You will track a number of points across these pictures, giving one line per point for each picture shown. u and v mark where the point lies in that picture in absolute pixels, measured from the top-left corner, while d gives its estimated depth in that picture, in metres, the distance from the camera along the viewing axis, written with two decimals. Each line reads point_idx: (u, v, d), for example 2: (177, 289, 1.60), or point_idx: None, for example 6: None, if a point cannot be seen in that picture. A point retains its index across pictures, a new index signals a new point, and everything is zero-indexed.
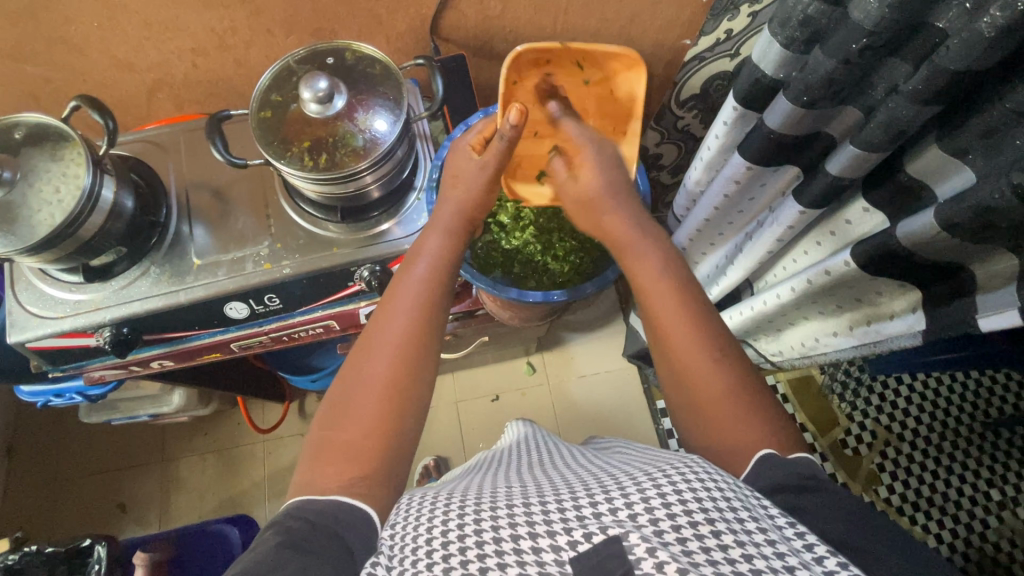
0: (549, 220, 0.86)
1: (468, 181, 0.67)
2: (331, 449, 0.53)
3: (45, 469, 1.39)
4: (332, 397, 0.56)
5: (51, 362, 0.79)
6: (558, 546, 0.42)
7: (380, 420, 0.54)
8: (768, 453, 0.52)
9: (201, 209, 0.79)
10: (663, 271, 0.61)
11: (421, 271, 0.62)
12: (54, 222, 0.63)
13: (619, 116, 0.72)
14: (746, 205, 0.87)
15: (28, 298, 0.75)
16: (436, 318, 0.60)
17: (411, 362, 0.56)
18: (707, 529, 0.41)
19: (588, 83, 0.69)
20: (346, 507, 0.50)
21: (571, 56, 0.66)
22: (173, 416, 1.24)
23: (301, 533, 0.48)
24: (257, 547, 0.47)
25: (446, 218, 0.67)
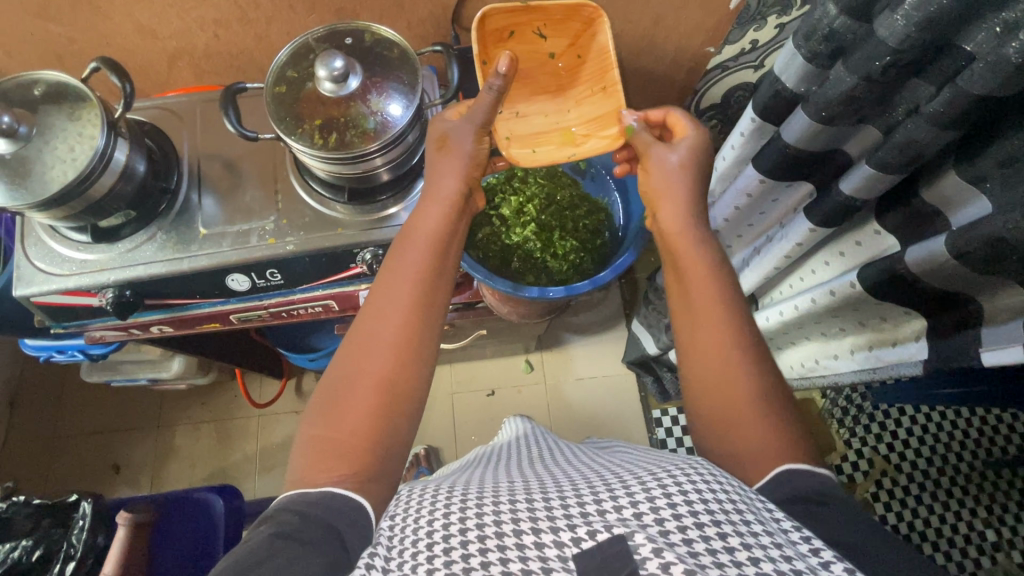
0: (553, 217, 0.85)
1: (461, 139, 0.66)
2: (326, 444, 0.52)
3: (44, 424, 1.41)
4: (324, 392, 0.55)
5: (53, 318, 0.80)
6: (562, 541, 0.41)
7: (371, 423, 0.52)
8: (796, 469, 0.50)
9: (212, 179, 0.80)
10: (715, 270, 0.59)
11: (412, 253, 0.59)
12: (65, 180, 0.64)
13: (596, 67, 0.74)
14: (757, 219, 0.85)
15: (36, 253, 0.76)
16: (434, 308, 0.57)
17: (407, 365, 0.54)
18: (713, 530, 0.40)
19: (553, 56, 0.76)
20: (340, 498, 0.49)
21: (532, 22, 0.72)
22: (172, 382, 1.26)
23: (292, 525, 0.47)
24: (249, 539, 0.47)
25: (446, 191, 0.63)
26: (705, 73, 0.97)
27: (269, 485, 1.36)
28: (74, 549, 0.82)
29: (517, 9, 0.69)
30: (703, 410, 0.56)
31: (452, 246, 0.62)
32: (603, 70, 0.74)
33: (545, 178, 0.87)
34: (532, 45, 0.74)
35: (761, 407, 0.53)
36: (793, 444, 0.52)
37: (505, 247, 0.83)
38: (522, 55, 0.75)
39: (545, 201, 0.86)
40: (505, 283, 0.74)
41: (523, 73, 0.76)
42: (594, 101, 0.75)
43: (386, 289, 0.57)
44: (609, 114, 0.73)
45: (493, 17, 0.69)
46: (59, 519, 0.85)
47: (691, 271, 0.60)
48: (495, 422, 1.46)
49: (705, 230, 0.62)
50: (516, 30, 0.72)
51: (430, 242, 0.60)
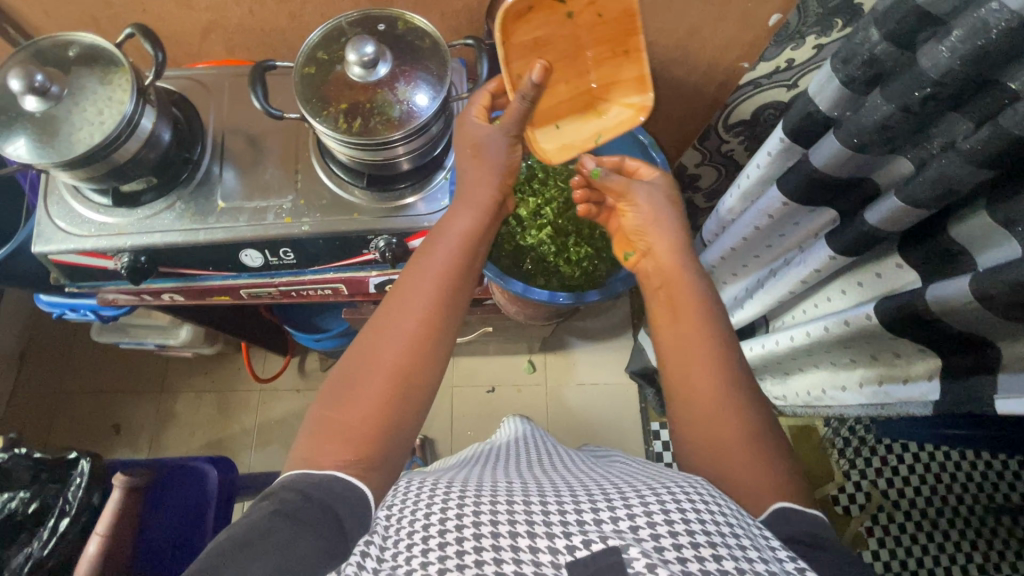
0: (569, 220, 0.84)
1: (493, 145, 0.68)
2: (333, 425, 0.52)
3: (50, 379, 1.44)
4: (338, 376, 0.55)
5: (69, 277, 0.81)
6: (556, 548, 0.41)
7: (382, 407, 0.53)
8: (786, 507, 0.49)
9: (234, 154, 0.80)
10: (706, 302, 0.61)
11: (434, 250, 0.62)
12: (92, 142, 0.65)
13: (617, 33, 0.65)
14: (776, 240, 0.84)
15: (57, 211, 0.77)
16: (457, 305, 0.60)
17: (424, 354, 0.55)
18: (709, 551, 0.40)
19: (573, 14, 0.62)
20: (342, 483, 0.48)
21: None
22: (179, 350, 1.28)
23: (293, 506, 0.46)
24: (248, 515, 0.46)
25: (479, 198, 0.67)
26: (737, 88, 0.95)
27: (265, 460, 1.38)
28: (69, 505, 0.81)
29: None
30: (691, 433, 0.56)
31: (480, 247, 0.65)
32: (625, 37, 0.65)
33: (564, 180, 0.85)
34: (556, 15, 0.62)
35: (757, 444, 0.53)
36: (786, 479, 0.52)
37: (519, 248, 0.83)
38: (545, 27, 0.63)
39: (563, 205, 0.84)
40: (516, 283, 0.74)
41: (546, 46, 0.65)
42: (616, 63, 0.68)
43: (409, 282, 0.59)
44: (632, 80, 0.69)
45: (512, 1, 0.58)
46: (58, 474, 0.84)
47: (680, 301, 0.61)
48: (492, 419, 1.46)
49: (696, 264, 0.65)
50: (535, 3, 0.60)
51: (454, 243, 0.63)
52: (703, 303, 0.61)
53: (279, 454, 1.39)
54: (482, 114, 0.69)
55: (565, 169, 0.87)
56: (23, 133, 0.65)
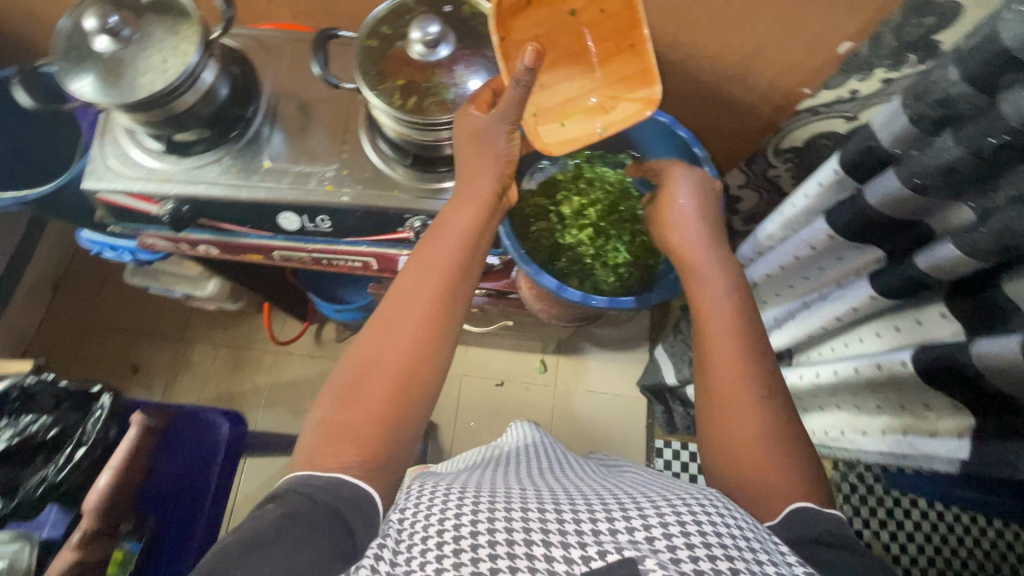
0: (613, 225, 0.83)
1: (493, 140, 0.63)
2: (337, 429, 0.52)
3: (79, 312, 1.48)
4: (340, 377, 0.54)
5: (115, 216, 0.83)
6: (571, 559, 0.41)
7: (384, 410, 0.53)
8: (805, 509, 0.50)
9: (286, 117, 0.81)
10: (727, 298, 0.60)
11: (441, 247, 0.59)
12: (154, 89, 0.66)
13: (621, 29, 0.66)
14: (814, 273, 0.82)
15: (111, 151, 0.79)
16: (455, 303, 0.57)
17: (425, 357, 0.55)
18: (725, 564, 0.40)
19: (576, 11, 0.67)
20: (349, 486, 0.49)
21: None
22: (204, 302, 1.30)
23: (301, 508, 0.47)
24: (253, 518, 0.46)
25: (482, 192, 0.62)
26: (794, 113, 0.92)
27: (271, 420, 1.41)
28: (87, 434, 0.81)
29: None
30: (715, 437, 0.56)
31: (483, 241, 0.62)
32: (629, 32, 0.66)
33: (614, 188, 0.84)
34: (555, 12, 0.66)
35: (774, 448, 0.53)
36: (803, 481, 0.52)
37: (557, 245, 0.82)
38: (545, 22, 0.67)
39: (607, 208, 0.84)
40: (550, 280, 0.72)
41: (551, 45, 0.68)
42: (624, 60, 0.68)
43: (411, 283, 0.57)
44: (638, 75, 0.67)
45: None
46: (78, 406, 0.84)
47: (707, 337, 0.58)
48: (497, 412, 1.46)
49: (724, 258, 0.63)
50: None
51: (460, 239, 0.60)
52: (719, 304, 0.59)
53: (286, 416, 1.42)
54: (480, 109, 0.65)
55: (613, 174, 0.85)
56: (90, 72, 0.67)
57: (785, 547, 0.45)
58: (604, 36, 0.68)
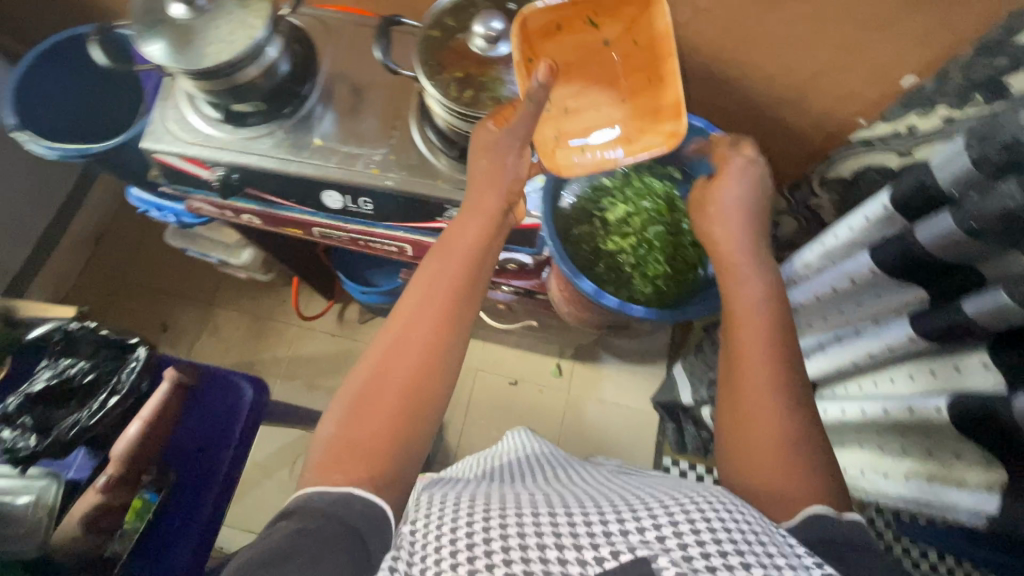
0: (654, 236, 0.83)
1: (505, 159, 0.63)
2: (345, 446, 0.51)
3: (116, 267, 1.53)
4: (346, 396, 0.53)
5: (167, 178, 0.85)
6: (584, 560, 0.41)
7: (393, 426, 0.52)
8: (822, 510, 0.49)
9: (340, 98, 0.83)
10: (763, 301, 0.58)
11: (451, 264, 0.58)
12: (220, 58, 0.68)
13: (653, 62, 0.65)
14: (851, 308, 0.80)
15: (171, 115, 0.81)
16: (462, 317, 0.57)
17: (434, 372, 0.54)
18: (736, 559, 0.40)
19: (608, 42, 0.65)
20: (359, 500, 0.48)
21: (581, 11, 0.63)
22: (236, 269, 1.34)
23: (312, 525, 0.46)
24: (266, 537, 0.46)
25: (492, 206, 0.62)
26: (849, 144, 0.89)
27: (288, 392, 1.44)
28: (121, 384, 0.77)
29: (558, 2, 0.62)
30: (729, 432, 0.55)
31: (491, 255, 0.61)
32: (658, 64, 0.65)
33: (661, 201, 0.84)
34: (586, 39, 0.65)
35: (793, 450, 0.52)
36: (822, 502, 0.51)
37: (596, 250, 0.82)
38: (573, 49, 0.66)
39: (653, 219, 0.84)
40: (589, 284, 0.73)
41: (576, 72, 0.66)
42: (652, 93, 0.66)
43: (420, 301, 0.56)
44: (667, 108, 0.65)
45: (537, 14, 0.62)
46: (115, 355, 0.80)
47: (746, 357, 0.55)
48: (508, 410, 1.46)
49: (761, 257, 0.61)
50: (564, 23, 0.64)
51: (469, 254, 0.59)
52: (753, 304, 0.58)
53: (302, 390, 1.45)
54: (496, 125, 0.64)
55: (659, 186, 0.84)
56: (162, 38, 0.69)
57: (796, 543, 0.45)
58: (635, 67, 0.66)
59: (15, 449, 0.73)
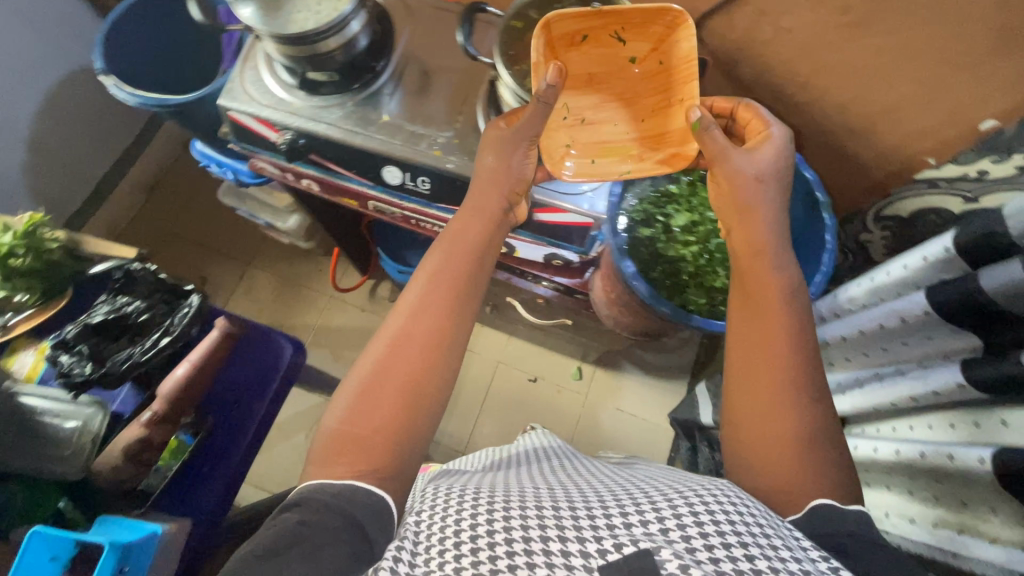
0: (716, 247, 0.83)
1: (512, 167, 0.66)
2: (348, 438, 0.52)
3: (164, 216, 1.58)
4: (350, 391, 0.54)
5: (236, 136, 0.87)
6: (587, 552, 0.41)
7: (394, 418, 0.53)
8: (825, 505, 0.48)
9: (411, 78, 0.85)
10: (788, 314, 0.56)
11: (457, 264, 0.60)
12: (305, 27, 0.71)
13: (673, 84, 0.66)
14: (897, 347, 0.78)
15: (249, 77, 0.84)
16: (461, 310, 0.58)
17: (434, 364, 0.55)
18: (741, 552, 0.40)
19: (635, 59, 0.67)
20: (362, 491, 0.49)
21: (609, 25, 0.63)
22: (280, 233, 1.37)
23: (316, 515, 0.47)
24: (271, 525, 0.47)
25: (495, 206, 0.64)
26: (912, 181, 0.89)
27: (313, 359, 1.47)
28: (173, 326, 0.79)
29: (586, 13, 0.61)
30: (737, 425, 0.55)
31: (491, 251, 0.63)
32: (678, 86, 0.66)
33: None
34: (611, 52, 0.66)
35: (805, 442, 0.52)
36: None
37: (655, 255, 0.83)
38: (597, 59, 0.67)
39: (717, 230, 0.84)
40: (643, 286, 0.75)
41: (594, 82, 0.68)
42: (668, 114, 0.68)
43: (426, 297, 0.57)
44: (678, 133, 0.67)
45: (559, 22, 0.61)
46: (169, 300, 0.82)
47: (755, 349, 0.55)
48: (524, 406, 1.47)
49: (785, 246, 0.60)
50: (590, 34, 0.64)
51: (473, 253, 0.61)
52: (785, 284, 0.57)
53: (326, 359, 1.47)
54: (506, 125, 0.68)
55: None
56: (253, 3, 0.73)
57: (804, 537, 0.46)
58: (656, 84, 0.68)
59: (71, 373, 0.75)
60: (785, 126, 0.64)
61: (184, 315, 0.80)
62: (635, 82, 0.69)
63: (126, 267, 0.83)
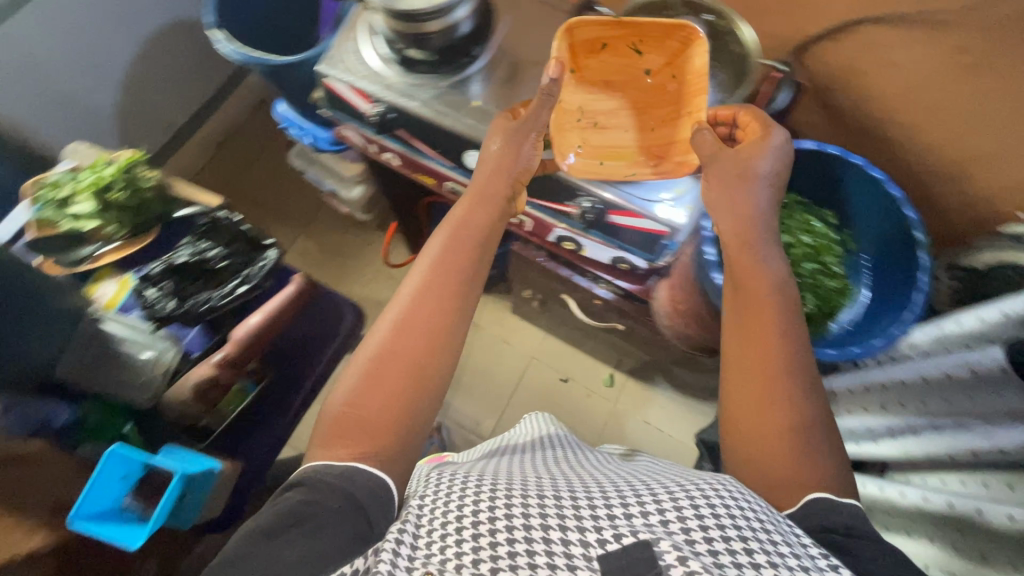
0: (808, 272, 0.78)
1: (520, 153, 0.69)
2: (350, 422, 0.52)
3: (230, 171, 1.63)
4: (354, 374, 0.55)
5: (328, 102, 0.90)
6: (587, 542, 0.42)
7: (396, 401, 0.53)
8: (821, 498, 0.49)
9: (507, 66, 0.86)
10: (800, 342, 0.54)
11: (461, 247, 0.62)
12: (415, 5, 0.73)
13: (681, 96, 0.72)
14: (960, 401, 0.75)
15: (349, 47, 0.87)
16: (463, 293, 0.59)
17: (436, 345, 0.56)
18: (741, 545, 0.41)
19: (650, 72, 0.74)
20: (363, 474, 0.50)
21: (628, 36, 0.71)
22: (341, 202, 1.41)
23: (319, 495, 0.48)
24: (275, 503, 0.48)
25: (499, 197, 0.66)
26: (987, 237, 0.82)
27: None
28: (251, 276, 0.85)
29: (606, 20, 0.70)
30: (732, 421, 0.55)
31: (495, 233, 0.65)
32: (685, 98, 0.71)
33: (820, 240, 0.79)
34: (628, 63, 0.74)
35: (798, 431, 0.52)
36: None
37: None
38: (616, 69, 0.74)
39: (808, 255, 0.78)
40: None
41: (611, 88, 0.75)
42: (674, 124, 0.72)
43: (431, 277, 0.59)
44: (680, 141, 0.70)
45: (584, 29, 0.70)
46: (248, 250, 0.87)
47: (749, 371, 0.54)
48: (552, 404, 1.48)
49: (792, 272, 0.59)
50: (609, 42, 0.72)
51: (476, 239, 0.63)
52: (778, 277, 0.57)
53: None
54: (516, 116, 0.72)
55: (820, 229, 0.79)
56: None
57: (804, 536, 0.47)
58: (667, 96, 0.73)
59: (155, 307, 0.82)
60: (784, 129, 0.64)
61: (261, 268, 0.86)
62: (647, 93, 0.74)
63: (213, 215, 0.88)
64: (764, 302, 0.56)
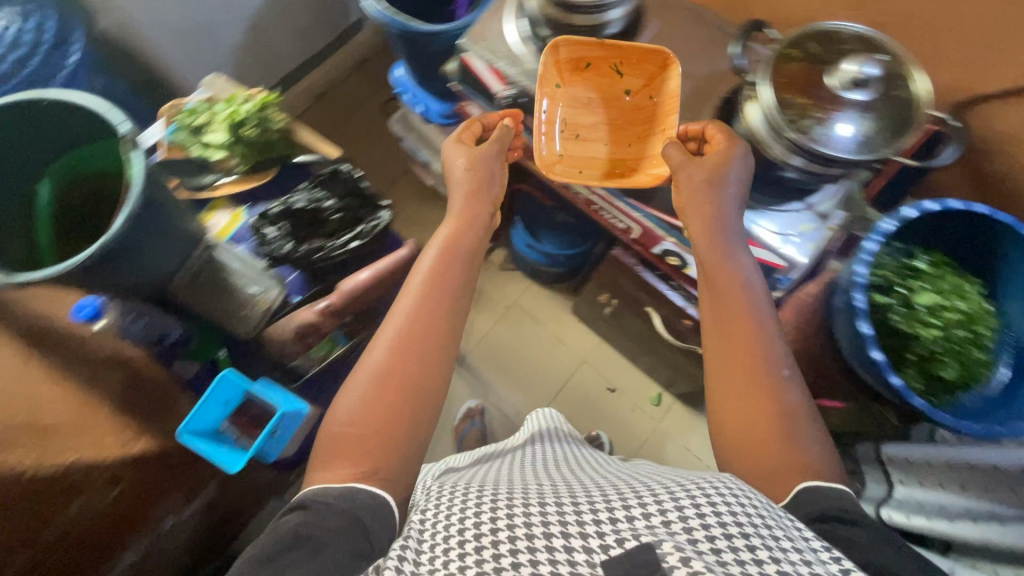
0: (956, 338, 0.75)
1: (485, 164, 0.74)
2: (349, 442, 0.54)
3: (324, 124, 1.66)
4: (355, 393, 0.57)
5: (460, 77, 0.90)
6: (590, 548, 0.42)
7: (391, 411, 0.56)
8: (812, 484, 0.52)
9: None
10: (788, 391, 0.57)
11: (448, 254, 0.67)
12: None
13: (655, 115, 0.81)
14: None
15: (492, 25, 0.87)
16: (455, 299, 0.63)
17: (432, 340, 0.60)
18: (742, 542, 0.42)
19: (629, 92, 0.82)
20: (364, 493, 0.52)
21: (610, 58, 0.81)
22: (429, 174, 1.42)
23: (319, 516, 0.50)
24: (276, 525, 0.50)
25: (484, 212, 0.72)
26: None
27: None
28: (365, 231, 0.88)
29: (590, 43, 0.78)
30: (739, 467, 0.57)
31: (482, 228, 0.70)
32: (660, 116, 0.80)
33: (974, 309, 0.76)
34: (609, 81, 0.82)
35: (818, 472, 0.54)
36: None
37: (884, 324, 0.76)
38: (599, 86, 0.83)
39: (958, 321, 0.75)
40: (880, 355, 0.69)
41: (594, 105, 0.83)
42: (652, 139, 0.80)
43: (427, 291, 0.62)
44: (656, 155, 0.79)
45: (568, 49, 0.79)
46: (365, 207, 0.90)
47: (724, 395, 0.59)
48: (595, 411, 1.47)
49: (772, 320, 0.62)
50: (592, 63, 0.81)
51: (468, 251, 0.68)
52: (759, 316, 0.61)
53: None
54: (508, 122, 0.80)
55: (977, 298, 0.76)
56: None
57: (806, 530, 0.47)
58: (643, 113, 0.82)
59: (274, 249, 0.87)
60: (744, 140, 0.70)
61: (376, 226, 0.89)
62: (625, 112, 0.83)
63: (339, 168, 0.91)
64: (746, 343, 0.59)
